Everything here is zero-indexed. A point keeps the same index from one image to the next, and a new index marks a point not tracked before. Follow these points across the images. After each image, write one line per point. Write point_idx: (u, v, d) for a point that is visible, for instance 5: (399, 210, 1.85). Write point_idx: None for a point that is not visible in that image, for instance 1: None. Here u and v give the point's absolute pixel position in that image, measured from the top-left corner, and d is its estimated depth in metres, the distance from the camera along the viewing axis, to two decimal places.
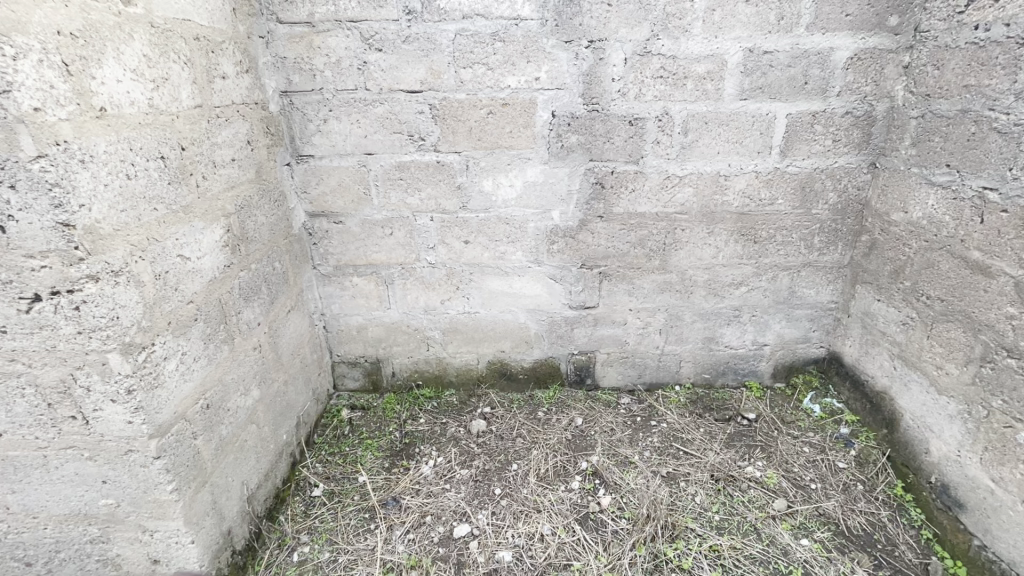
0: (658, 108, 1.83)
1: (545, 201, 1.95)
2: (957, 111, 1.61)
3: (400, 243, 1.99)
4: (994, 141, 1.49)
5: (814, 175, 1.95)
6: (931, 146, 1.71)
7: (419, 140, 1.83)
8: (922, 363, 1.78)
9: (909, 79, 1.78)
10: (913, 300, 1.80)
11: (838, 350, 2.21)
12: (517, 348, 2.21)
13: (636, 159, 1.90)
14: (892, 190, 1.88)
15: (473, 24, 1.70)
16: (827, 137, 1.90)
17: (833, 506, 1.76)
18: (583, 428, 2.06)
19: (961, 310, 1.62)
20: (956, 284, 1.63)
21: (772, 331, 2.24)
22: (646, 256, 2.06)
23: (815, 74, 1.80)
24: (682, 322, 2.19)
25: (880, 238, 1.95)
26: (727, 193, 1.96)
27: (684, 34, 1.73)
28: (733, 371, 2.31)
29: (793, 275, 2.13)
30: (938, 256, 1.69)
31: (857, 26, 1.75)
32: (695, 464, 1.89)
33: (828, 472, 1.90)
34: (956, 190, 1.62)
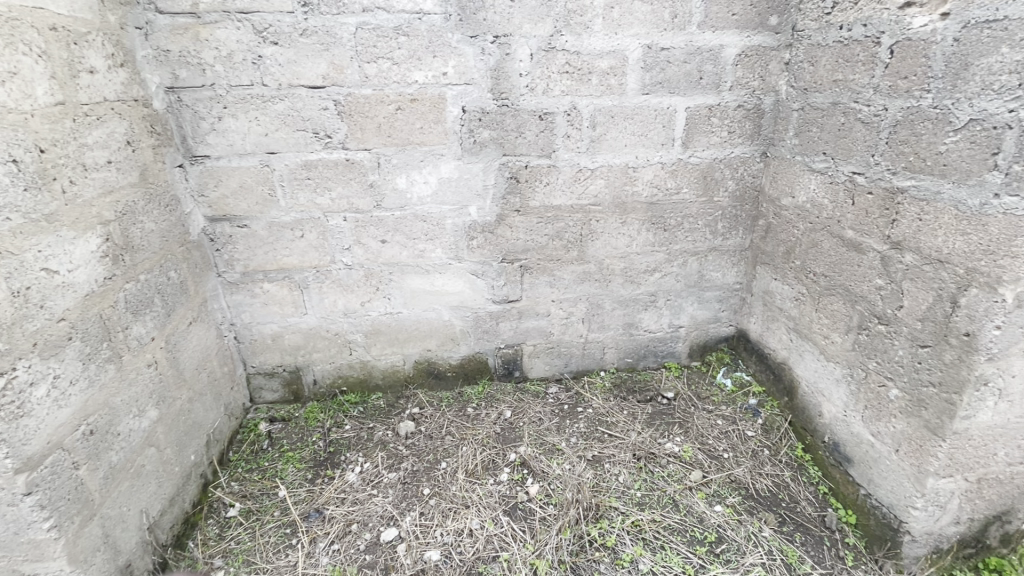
0: (565, 103, 1.87)
1: (461, 197, 1.94)
2: (829, 103, 1.77)
3: (312, 245, 1.92)
4: (859, 130, 1.66)
5: (714, 164, 2.08)
6: (810, 136, 1.88)
7: (325, 138, 1.77)
8: (812, 334, 1.95)
9: (790, 75, 1.94)
10: (803, 277, 1.97)
11: (745, 327, 2.38)
12: (443, 346, 2.20)
13: (549, 153, 1.94)
14: (781, 177, 2.04)
15: (375, 18, 1.65)
16: (723, 130, 2.03)
17: (742, 472, 1.90)
18: (512, 420, 2.09)
19: (840, 283, 1.79)
20: (836, 260, 1.80)
21: (686, 313, 2.37)
22: (565, 247, 2.11)
23: (709, 70, 1.92)
24: (603, 310, 2.27)
25: (774, 222, 2.11)
26: (637, 184, 2.05)
27: (586, 31, 1.79)
28: (653, 354, 2.42)
29: (701, 259, 2.26)
30: (821, 236, 1.86)
31: (742, 25, 1.88)
32: (618, 445, 1.97)
33: (738, 441, 2.05)
34: (832, 175, 1.79)
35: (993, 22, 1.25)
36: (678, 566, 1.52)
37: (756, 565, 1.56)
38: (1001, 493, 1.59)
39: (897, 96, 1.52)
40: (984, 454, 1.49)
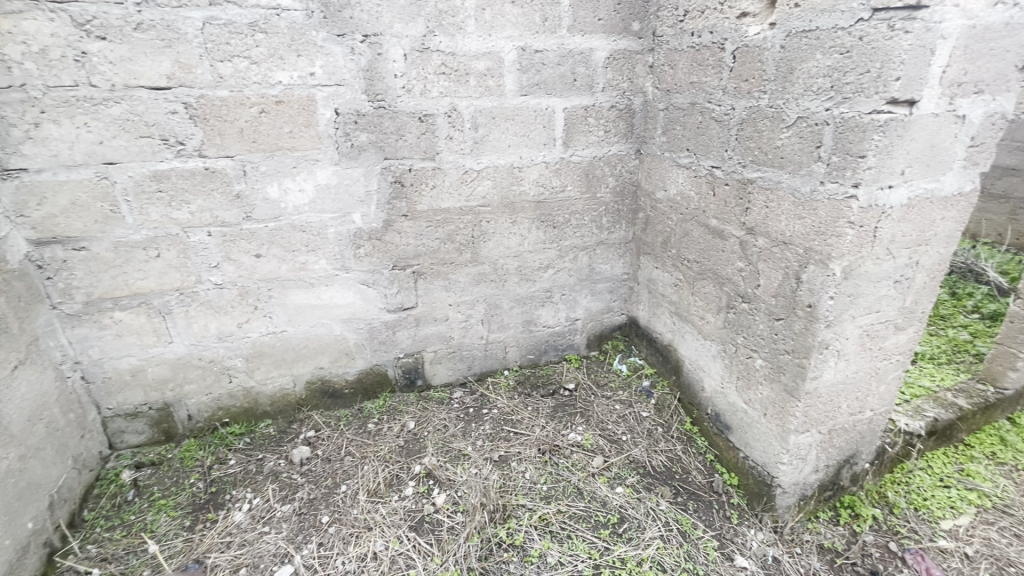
0: (445, 104, 1.85)
1: (343, 204, 1.84)
2: (688, 103, 1.93)
3: (172, 265, 1.72)
4: (714, 128, 1.83)
5: (594, 162, 2.18)
6: (675, 134, 2.03)
7: (176, 145, 1.58)
8: (691, 316, 2.12)
9: (654, 77, 2.08)
10: (679, 264, 2.14)
11: (634, 314, 2.53)
12: (337, 362, 2.08)
13: (432, 155, 1.90)
14: (654, 173, 2.18)
15: (225, 12, 1.51)
16: (599, 129, 2.13)
17: (639, 452, 2.02)
18: (416, 431, 2.03)
19: (710, 268, 1.96)
20: (705, 247, 1.97)
21: (581, 305, 2.46)
22: (457, 250, 2.09)
23: (581, 72, 2.00)
24: (502, 309, 2.29)
25: (651, 214, 2.26)
26: (523, 183, 2.09)
27: (460, 32, 1.77)
28: (554, 348, 2.49)
29: (590, 253, 2.36)
30: (691, 226, 2.03)
31: (608, 30, 1.98)
32: (524, 442, 1.99)
33: (634, 423, 2.17)
34: (695, 169, 1.95)
35: (808, 31, 1.44)
36: (583, 553, 1.57)
37: (655, 538, 1.66)
38: (847, 440, 1.84)
39: (741, 97, 1.69)
40: (831, 408, 1.71)
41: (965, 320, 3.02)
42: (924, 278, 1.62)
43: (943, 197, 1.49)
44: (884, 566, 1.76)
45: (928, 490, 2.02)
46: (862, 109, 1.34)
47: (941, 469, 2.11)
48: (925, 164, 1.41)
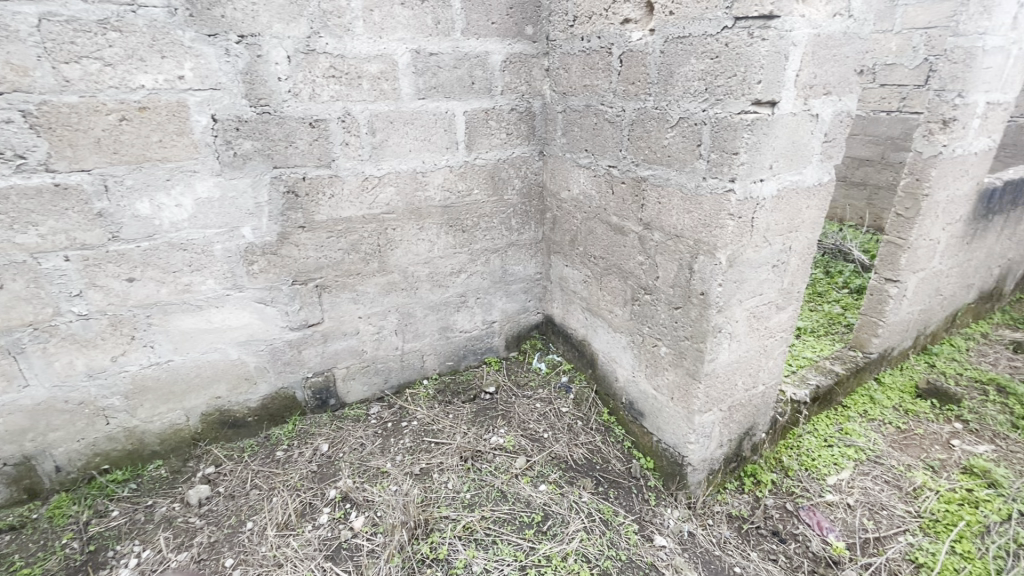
0: (337, 109, 1.76)
1: (229, 218, 1.70)
2: (583, 105, 2.00)
3: (21, 297, 1.50)
4: (608, 129, 1.91)
5: (498, 165, 2.19)
6: (574, 135, 2.10)
7: (15, 160, 1.38)
8: (601, 311, 2.20)
9: (551, 80, 2.14)
10: (587, 261, 2.21)
11: (549, 312, 2.58)
12: (236, 389, 1.92)
13: (328, 162, 1.81)
14: (557, 173, 2.24)
15: (66, 7, 1.33)
16: (501, 132, 2.15)
17: (561, 447, 2.06)
18: (330, 453, 1.93)
19: (614, 263, 2.04)
20: (609, 244, 2.05)
21: (496, 308, 2.46)
22: (363, 260, 2.01)
23: (479, 75, 2.00)
24: (415, 318, 2.23)
25: (558, 214, 2.31)
26: (428, 188, 2.05)
27: (348, 33, 1.70)
28: (473, 352, 2.47)
29: (502, 255, 2.37)
30: (595, 224, 2.10)
31: (502, 33, 2.00)
32: (445, 451, 1.96)
33: (555, 419, 2.21)
34: (595, 168, 2.03)
35: (683, 37, 1.54)
36: (509, 556, 1.57)
37: (578, 531, 1.70)
38: (745, 414, 2.00)
39: (630, 99, 1.78)
40: (728, 386, 1.85)
41: (838, 295, 3.41)
42: (797, 261, 1.79)
43: (805, 187, 1.66)
44: (783, 525, 1.93)
45: (816, 450, 2.25)
46: (733, 109, 1.45)
47: (825, 431, 2.36)
48: (788, 159, 1.56)
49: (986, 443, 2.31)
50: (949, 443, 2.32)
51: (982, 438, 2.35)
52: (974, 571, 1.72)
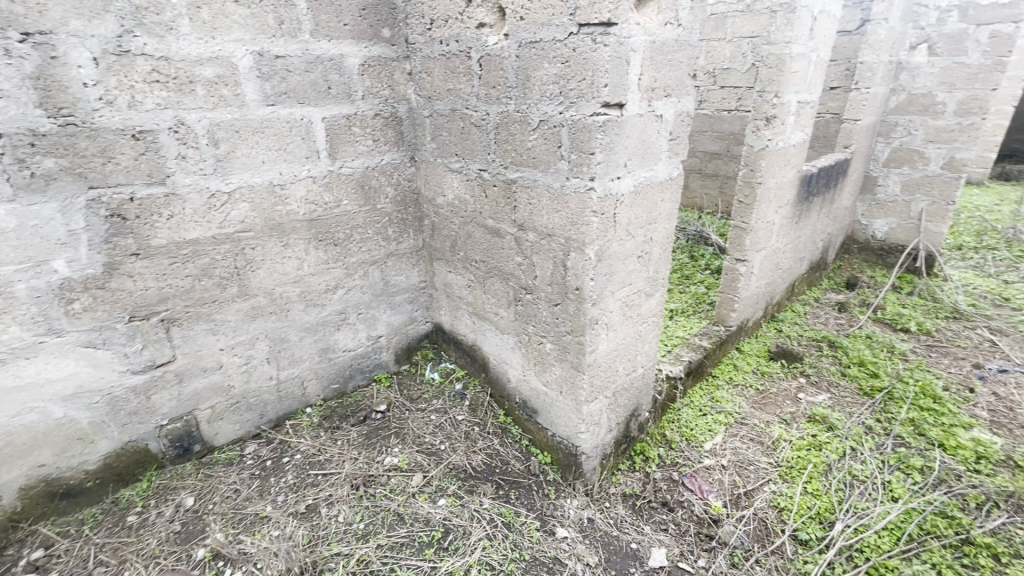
0: (167, 117, 1.56)
1: (33, 251, 1.43)
2: (449, 110, 1.98)
3: None
4: (475, 133, 1.91)
5: (367, 173, 2.09)
6: (443, 140, 2.07)
7: None
8: (487, 313, 2.20)
9: (415, 84, 2.09)
10: (468, 265, 2.20)
11: (438, 320, 2.53)
12: (66, 452, 1.62)
13: (161, 178, 1.59)
14: (431, 179, 2.20)
15: None
16: (367, 138, 2.05)
17: (458, 456, 2.04)
18: (197, 508, 1.71)
19: (495, 265, 2.05)
20: (488, 247, 2.06)
21: (381, 322, 2.36)
22: (219, 285, 1.80)
23: (335, 79, 1.89)
24: (290, 342, 2.05)
25: (435, 220, 2.28)
26: (289, 202, 1.89)
27: (171, 32, 1.50)
28: (360, 371, 2.35)
29: (381, 266, 2.27)
30: (472, 228, 2.10)
31: (357, 36, 1.91)
32: (334, 482, 1.84)
33: (451, 429, 2.17)
34: (466, 172, 2.02)
35: (535, 42, 1.58)
36: None
37: (480, 540, 1.69)
38: (629, 397, 2.12)
39: (493, 102, 1.79)
40: (610, 373, 1.94)
41: (702, 276, 3.77)
42: (659, 250, 1.94)
43: (658, 182, 1.80)
44: (671, 495, 2.08)
45: (693, 421, 2.46)
46: (586, 111, 1.52)
47: (699, 401, 2.59)
48: (639, 157, 1.68)
49: (824, 392, 2.70)
50: (797, 397, 2.67)
51: (820, 388, 2.74)
52: (822, 505, 2.00)
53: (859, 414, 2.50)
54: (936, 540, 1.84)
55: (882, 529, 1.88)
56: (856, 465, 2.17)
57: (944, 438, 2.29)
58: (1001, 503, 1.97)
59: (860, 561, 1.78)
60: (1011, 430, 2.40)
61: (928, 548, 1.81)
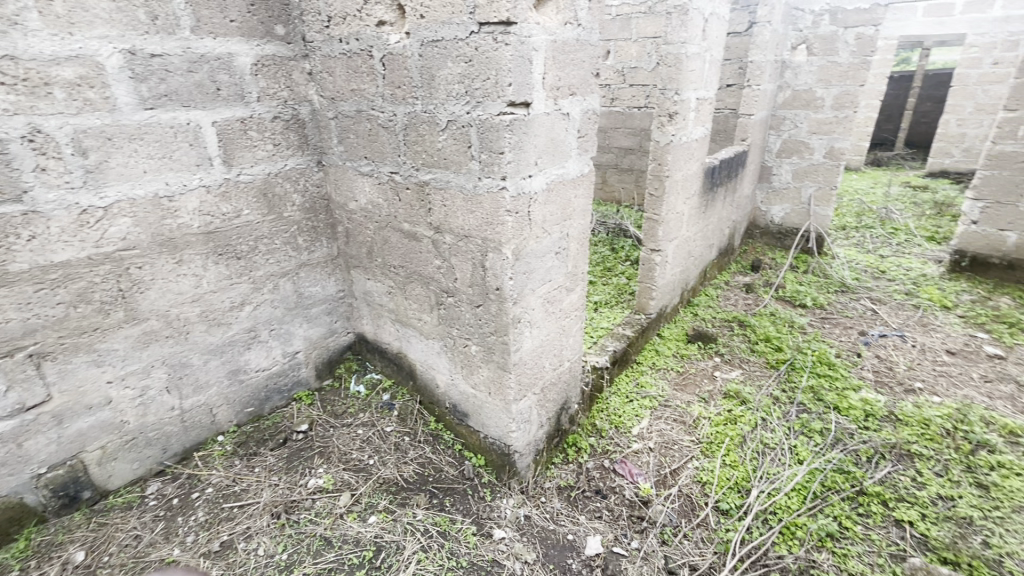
0: (20, 125, 1.37)
1: None
2: (355, 111, 1.91)
3: None
4: (384, 135, 1.85)
5: (269, 180, 1.96)
6: (350, 142, 1.99)
7: None
8: (409, 320, 2.14)
9: (316, 85, 1.98)
10: (387, 271, 2.13)
11: (360, 330, 2.43)
12: None
13: (17, 195, 1.40)
14: (341, 183, 2.11)
15: None
16: (266, 142, 1.92)
17: (388, 470, 1.98)
18: (90, 562, 1.54)
19: (414, 270, 2.00)
20: (405, 251, 2.00)
21: (297, 337, 2.23)
22: (101, 311, 1.61)
23: (224, 80, 1.75)
24: (193, 367, 1.89)
25: (349, 227, 2.19)
26: (180, 214, 1.73)
27: (17, 28, 1.31)
28: (277, 391, 2.21)
29: (293, 278, 2.14)
30: (388, 233, 2.04)
31: (247, 33, 1.78)
32: (252, 514, 1.74)
33: (379, 442, 2.10)
34: (377, 176, 1.95)
35: (436, 41, 1.55)
36: None
37: (414, 553, 1.66)
38: (557, 392, 2.16)
39: (399, 103, 1.74)
40: (536, 370, 1.96)
41: (622, 267, 3.91)
42: (576, 245, 1.98)
43: (570, 179, 1.83)
44: (604, 482, 2.14)
45: (621, 407, 2.55)
46: (492, 111, 1.51)
47: (625, 388, 2.69)
48: (549, 155, 1.70)
49: (736, 368, 2.91)
50: (713, 375, 2.85)
51: (733, 365, 2.95)
52: (739, 475, 2.14)
53: (767, 386, 2.71)
54: (835, 494, 2.03)
55: (791, 491, 2.05)
56: (767, 434, 2.35)
57: (838, 401, 2.54)
58: (886, 453, 2.21)
59: (774, 523, 1.93)
60: (891, 388, 2.70)
61: (830, 503, 2.00)
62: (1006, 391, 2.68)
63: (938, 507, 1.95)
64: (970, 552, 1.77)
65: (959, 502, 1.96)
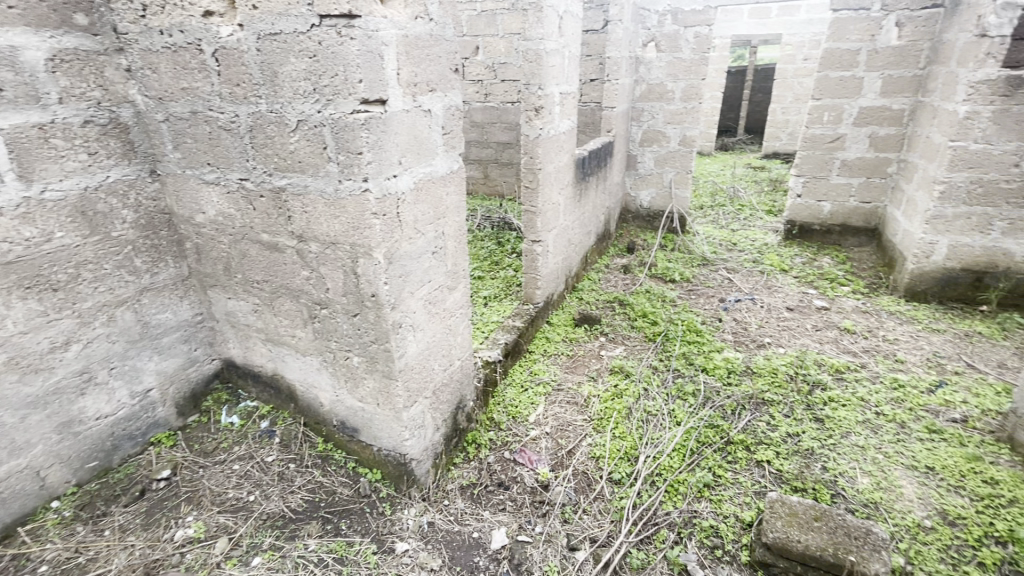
0: None
1: None
2: (188, 112, 1.69)
3: None
4: (226, 138, 1.67)
5: (87, 195, 1.68)
6: (188, 147, 1.77)
7: None
8: (282, 338, 1.98)
9: (138, 83, 1.74)
10: (250, 288, 1.94)
11: (227, 355, 2.20)
12: None
13: None
14: (183, 194, 1.88)
15: None
16: (78, 151, 1.64)
17: (272, 503, 1.84)
18: None
19: (280, 284, 1.85)
20: (267, 264, 1.84)
21: (148, 372, 1.95)
22: None
23: (8, 78, 1.45)
24: (6, 426, 1.57)
25: (199, 242, 1.96)
26: None
27: None
28: (128, 437, 1.92)
29: (134, 306, 1.87)
30: (245, 246, 1.85)
31: (35, 22, 1.49)
32: None
33: (260, 474, 1.94)
34: (224, 184, 1.76)
35: (274, 34, 1.42)
36: None
37: None
38: (451, 392, 2.14)
39: (240, 102, 1.58)
40: (425, 374, 1.92)
41: (509, 260, 3.98)
42: (453, 243, 1.96)
43: (439, 177, 1.80)
44: (505, 474, 2.17)
45: (516, 398, 2.60)
46: (344, 109, 1.43)
47: (519, 378, 2.75)
48: (414, 154, 1.66)
49: (619, 345, 3.11)
50: (599, 354, 3.02)
51: (616, 342, 3.15)
52: (628, 445, 2.29)
53: (646, 358, 2.94)
54: (708, 447, 2.26)
55: (672, 451, 2.25)
56: (649, 403, 2.54)
57: (705, 363, 2.83)
58: (746, 404, 2.51)
59: (660, 483, 2.10)
60: (747, 345, 3.07)
61: (704, 456, 2.22)
62: (832, 336, 3.18)
63: (788, 444, 2.26)
64: (813, 478, 2.07)
65: (803, 437, 2.29)
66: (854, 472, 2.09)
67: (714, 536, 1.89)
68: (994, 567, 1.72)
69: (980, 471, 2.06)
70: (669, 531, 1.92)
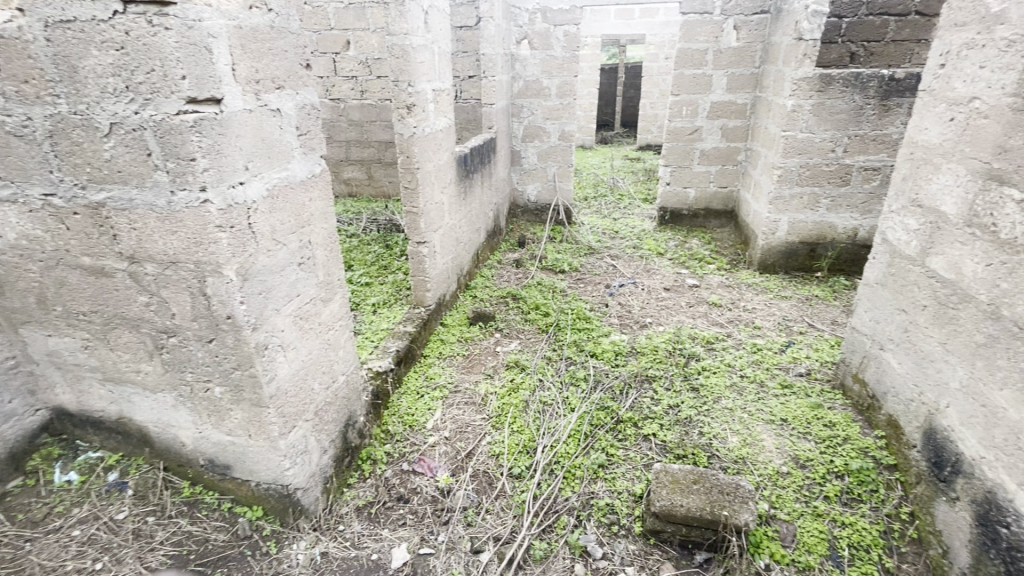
0: None
1: None
2: None
3: None
4: (19, 146, 1.40)
5: None
6: None
7: None
8: (124, 375, 1.72)
9: None
10: (75, 322, 1.66)
11: (56, 402, 1.87)
12: None
13: None
14: None
15: None
16: None
17: (127, 567, 1.61)
18: None
19: (113, 313, 1.60)
20: (93, 292, 1.58)
21: None
22: None
23: None
24: None
25: (0, 272, 1.63)
26: None
27: None
28: None
29: None
30: (62, 273, 1.57)
31: None
32: None
33: (110, 536, 1.69)
34: (24, 202, 1.48)
35: (67, 22, 1.21)
36: None
37: None
38: (336, 410, 2.00)
39: (32, 103, 1.32)
40: (303, 396, 1.78)
41: (398, 263, 3.84)
42: (323, 252, 1.83)
43: (299, 182, 1.66)
44: (404, 486, 2.09)
45: (412, 406, 2.52)
46: (168, 109, 1.25)
47: (414, 385, 2.66)
48: (264, 158, 1.50)
49: (514, 340, 3.15)
50: (495, 351, 3.03)
51: (511, 337, 3.18)
52: (526, 438, 2.32)
53: (540, 349, 3.01)
54: (601, 429, 2.37)
55: (568, 438, 2.31)
56: (544, 394, 2.60)
57: (594, 348, 2.96)
58: (632, 383, 2.67)
59: (558, 471, 2.15)
60: (631, 327, 3.27)
61: (597, 438, 2.32)
62: (703, 311, 3.49)
63: (670, 415, 2.44)
64: (692, 444, 2.26)
65: (682, 407, 2.48)
66: (725, 433, 2.31)
67: (610, 513, 1.99)
68: (836, 498, 1.99)
69: (822, 417, 2.38)
70: (569, 516, 1.97)
